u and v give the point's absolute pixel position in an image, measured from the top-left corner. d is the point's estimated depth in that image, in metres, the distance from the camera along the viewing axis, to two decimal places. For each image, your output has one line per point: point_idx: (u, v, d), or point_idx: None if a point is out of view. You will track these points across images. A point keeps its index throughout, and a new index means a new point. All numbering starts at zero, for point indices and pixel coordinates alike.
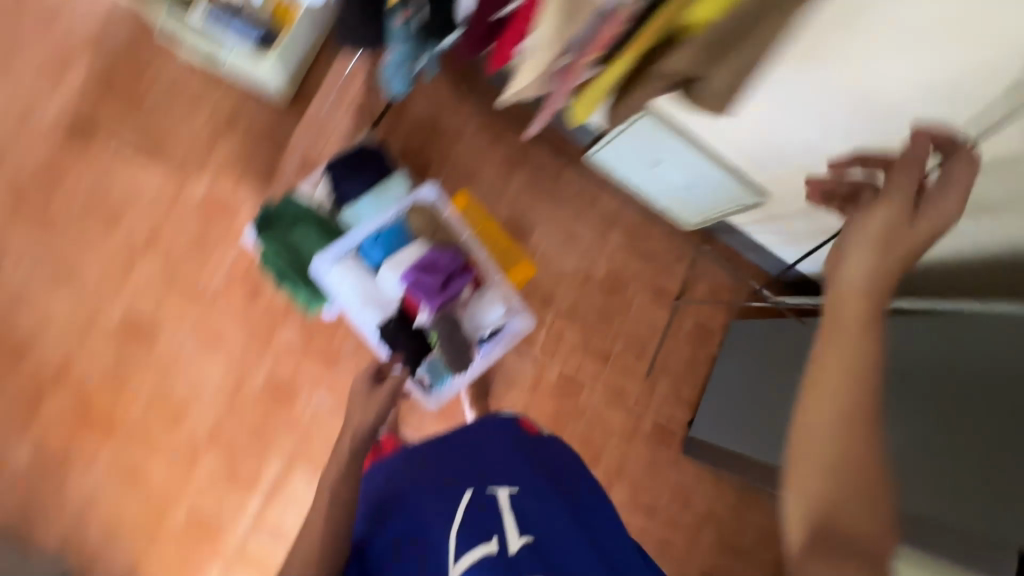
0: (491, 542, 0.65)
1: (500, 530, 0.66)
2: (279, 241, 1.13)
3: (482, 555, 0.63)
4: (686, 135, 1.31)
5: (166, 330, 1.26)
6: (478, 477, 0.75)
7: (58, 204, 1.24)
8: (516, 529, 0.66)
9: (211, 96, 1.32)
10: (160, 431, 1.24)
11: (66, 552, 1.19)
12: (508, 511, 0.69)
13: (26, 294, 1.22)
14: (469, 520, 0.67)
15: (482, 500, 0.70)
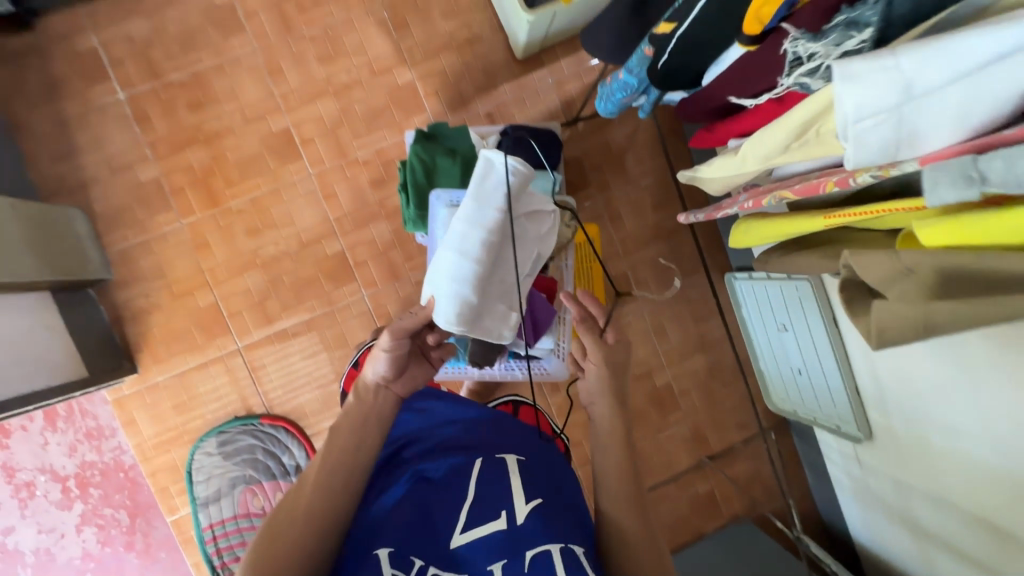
0: (497, 518, 0.66)
1: (508, 506, 0.67)
2: (426, 157, 1.20)
3: (490, 531, 0.65)
4: (837, 329, 1.19)
5: (302, 162, 1.37)
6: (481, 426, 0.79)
7: (303, 16, 1.36)
8: (521, 497, 0.68)
9: (469, 17, 1.40)
10: (240, 231, 1.36)
11: (115, 264, 1.33)
12: (515, 483, 0.70)
13: (233, 64, 1.34)
14: (478, 493, 0.68)
15: (493, 466, 0.71)
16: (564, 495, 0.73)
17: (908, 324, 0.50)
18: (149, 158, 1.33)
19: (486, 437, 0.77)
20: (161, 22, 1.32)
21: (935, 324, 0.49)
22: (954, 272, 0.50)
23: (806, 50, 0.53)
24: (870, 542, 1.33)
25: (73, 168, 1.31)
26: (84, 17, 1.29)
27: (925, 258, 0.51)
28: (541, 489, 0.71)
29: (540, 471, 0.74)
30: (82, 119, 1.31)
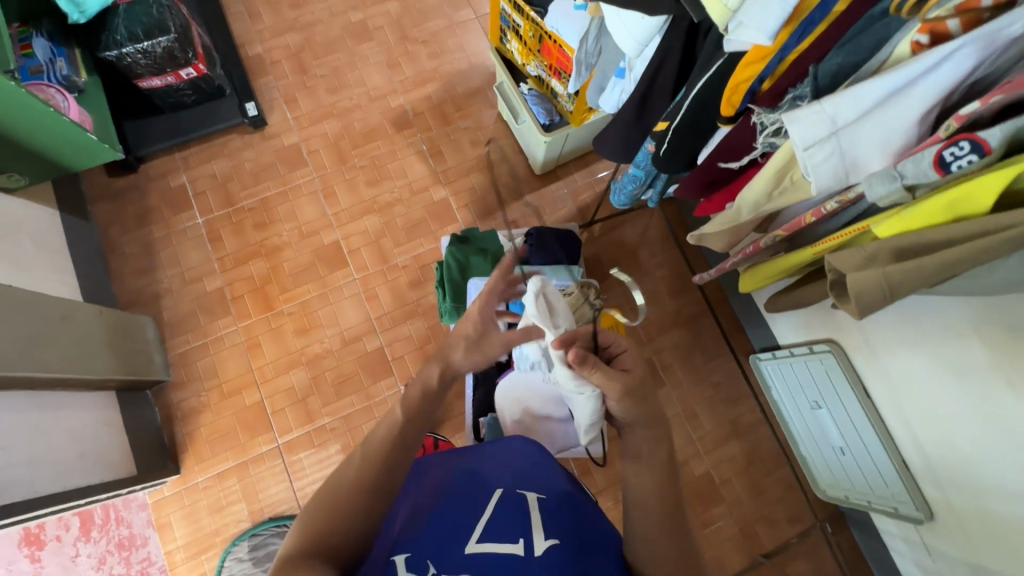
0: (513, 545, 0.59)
1: (527, 535, 0.60)
2: (460, 256, 1.34)
3: (502, 552, 0.58)
4: (872, 401, 1.17)
5: (348, 268, 1.53)
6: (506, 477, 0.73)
7: (356, 151, 1.62)
8: (540, 533, 0.60)
9: (494, 144, 1.65)
10: (289, 332, 1.48)
11: (174, 367, 1.44)
12: (535, 518, 0.62)
13: (294, 191, 1.58)
14: (494, 518, 0.62)
15: (512, 499, 0.65)
16: (592, 540, 0.63)
17: (876, 289, 0.56)
18: (216, 270, 1.51)
19: (508, 475, 0.71)
20: (239, 161, 1.59)
21: (898, 286, 0.55)
22: (912, 251, 0.57)
23: (772, 121, 0.64)
24: None
25: (150, 282, 1.49)
26: (178, 161, 1.57)
27: (885, 245, 0.59)
28: (564, 529, 0.62)
29: (566, 511, 0.65)
30: (164, 241, 1.52)
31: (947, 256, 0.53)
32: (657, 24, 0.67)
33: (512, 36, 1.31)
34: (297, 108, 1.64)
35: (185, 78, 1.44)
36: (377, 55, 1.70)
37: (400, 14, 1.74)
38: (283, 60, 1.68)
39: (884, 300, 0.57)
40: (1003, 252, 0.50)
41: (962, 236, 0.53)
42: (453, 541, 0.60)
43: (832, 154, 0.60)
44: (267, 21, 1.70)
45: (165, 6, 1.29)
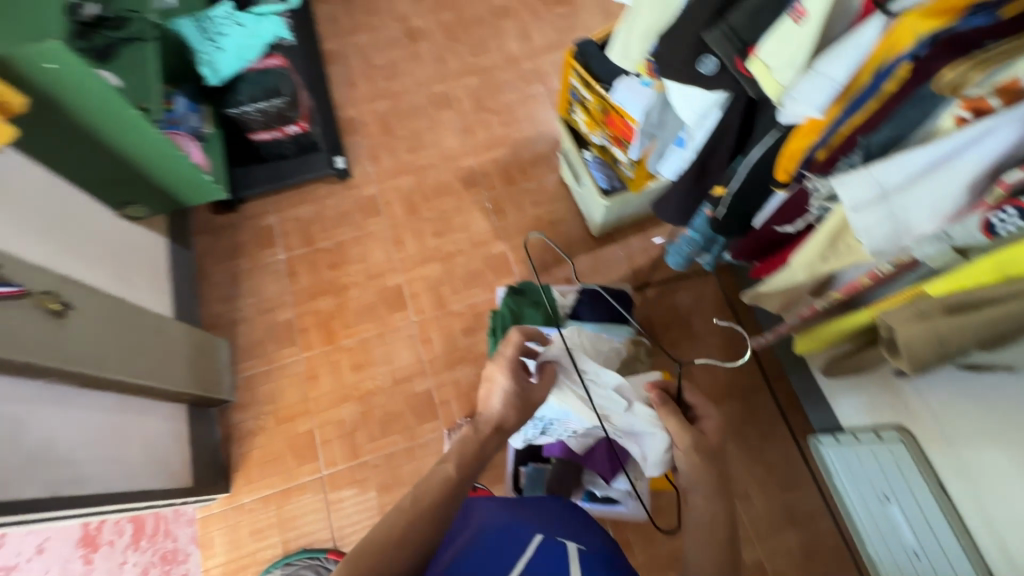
0: None
1: None
2: (514, 307, 1.39)
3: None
4: (948, 497, 1.07)
5: (407, 311, 1.62)
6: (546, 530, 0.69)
7: (426, 204, 1.75)
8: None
9: (554, 205, 1.74)
10: (346, 366, 1.56)
11: (239, 389, 1.54)
12: (575, 566, 0.62)
13: (368, 236, 1.72)
14: (537, 559, 0.61)
15: (553, 547, 0.64)
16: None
17: (925, 343, 0.64)
18: (289, 303, 1.64)
19: (547, 525, 0.70)
20: (323, 207, 1.76)
21: (944, 338, 0.63)
22: (961, 306, 0.62)
23: (825, 186, 0.66)
24: None
25: (231, 308, 1.63)
26: (271, 203, 1.76)
27: (933, 300, 0.64)
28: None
29: (603, 565, 0.64)
30: (249, 272, 1.67)
31: (991, 313, 0.59)
32: (716, 98, 0.73)
33: (580, 108, 1.42)
34: (379, 163, 1.82)
35: (289, 133, 1.65)
36: (454, 122, 1.88)
37: (478, 87, 1.93)
38: (371, 122, 1.88)
39: (932, 350, 0.64)
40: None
41: (1009, 295, 0.58)
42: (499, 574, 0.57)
43: (883, 217, 0.62)
44: (363, 89, 1.93)
45: (282, 74, 1.52)
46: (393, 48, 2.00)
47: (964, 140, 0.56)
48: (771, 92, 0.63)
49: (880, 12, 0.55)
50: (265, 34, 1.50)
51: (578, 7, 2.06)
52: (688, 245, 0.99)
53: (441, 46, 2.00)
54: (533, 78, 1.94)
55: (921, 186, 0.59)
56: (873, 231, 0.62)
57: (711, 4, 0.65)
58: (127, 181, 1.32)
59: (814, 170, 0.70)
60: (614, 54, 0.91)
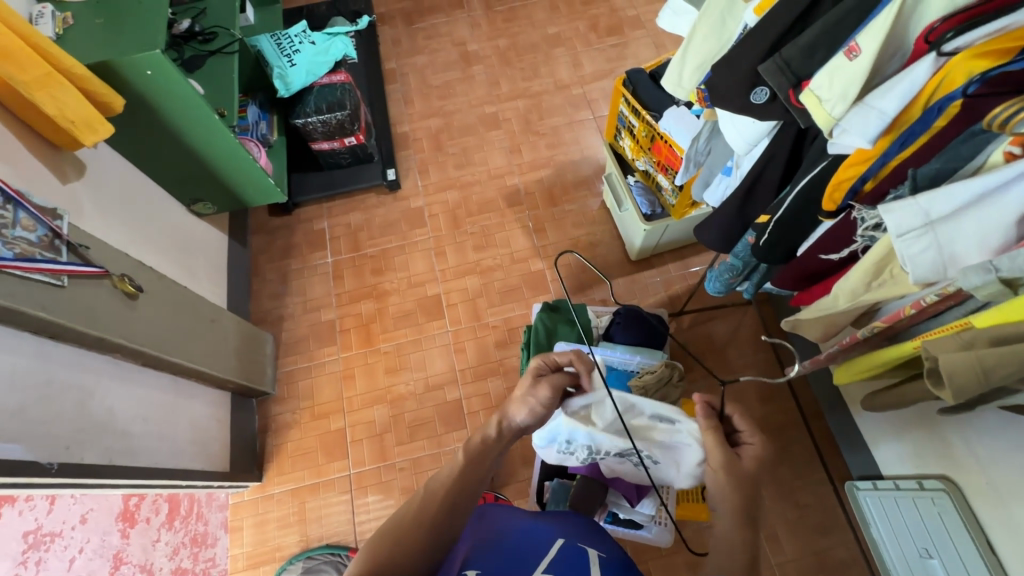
0: None
1: None
2: (549, 323, 1.41)
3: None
4: (996, 557, 1.01)
5: (443, 320, 1.66)
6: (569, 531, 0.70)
7: (470, 219, 1.81)
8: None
9: (594, 227, 1.76)
10: (381, 369, 1.61)
11: (279, 382, 1.61)
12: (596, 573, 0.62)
13: (412, 246, 1.78)
14: (558, 566, 0.62)
15: (574, 552, 0.65)
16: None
17: (970, 372, 0.58)
18: (333, 304, 1.71)
19: (570, 529, 0.71)
20: (372, 215, 1.84)
21: (993, 369, 0.57)
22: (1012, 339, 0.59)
23: (871, 216, 0.66)
24: None
25: (279, 305, 1.72)
26: (324, 209, 1.85)
27: (981, 333, 0.61)
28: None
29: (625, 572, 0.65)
30: (298, 272, 1.76)
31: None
32: (765, 128, 0.75)
33: (626, 135, 1.46)
34: (427, 177, 1.90)
35: (347, 144, 1.75)
36: (502, 142, 1.94)
37: (528, 110, 2.00)
38: (424, 138, 1.97)
39: (980, 382, 0.58)
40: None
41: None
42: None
43: (929, 247, 0.61)
44: (418, 107, 2.03)
45: (346, 89, 1.62)
46: (449, 70, 2.10)
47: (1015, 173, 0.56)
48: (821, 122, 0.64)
49: (933, 51, 0.57)
50: (334, 52, 1.61)
51: (629, 39, 2.11)
52: (728, 271, 0.99)
53: (495, 70, 2.09)
54: (581, 104, 1.99)
55: (969, 219, 0.58)
56: (919, 259, 0.62)
57: (765, 40, 0.68)
58: (197, 179, 1.42)
59: (862, 201, 0.70)
60: (665, 83, 0.94)
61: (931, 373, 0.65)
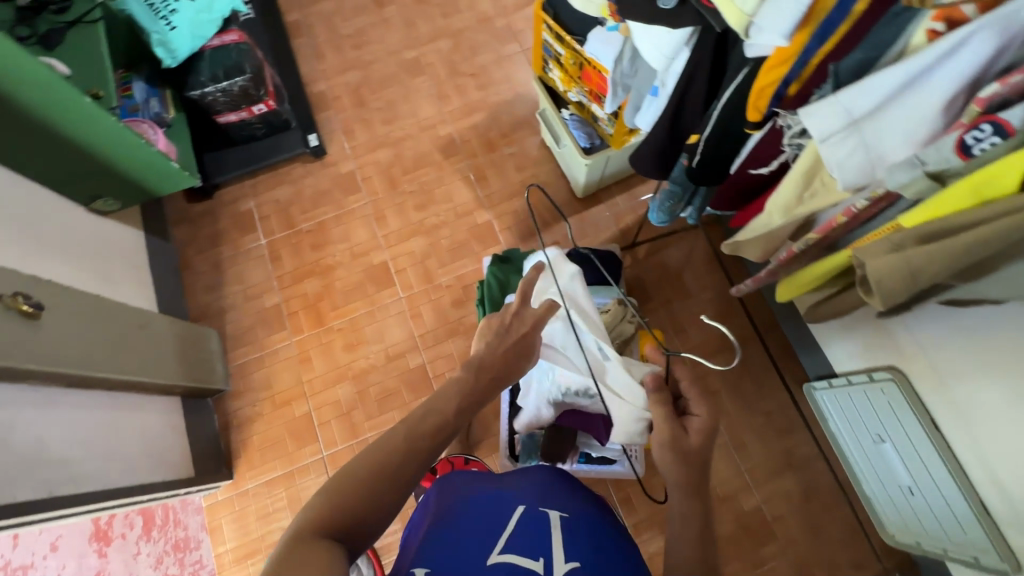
0: (533, 562, 0.59)
1: (547, 554, 0.60)
2: (502, 275, 1.36)
3: (525, 567, 0.57)
4: (942, 436, 1.07)
5: (395, 287, 1.60)
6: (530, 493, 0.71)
7: (407, 177, 1.71)
8: (561, 554, 0.60)
9: (537, 168, 1.69)
10: (339, 347, 1.55)
11: (233, 377, 1.54)
12: (557, 537, 0.62)
13: (349, 214, 1.68)
14: (516, 535, 0.62)
15: (534, 518, 0.65)
16: (611, 560, 0.62)
17: (898, 274, 0.57)
18: (276, 288, 1.62)
19: (532, 494, 0.70)
20: (300, 187, 1.71)
21: (922, 269, 0.56)
22: (942, 237, 0.55)
23: (796, 123, 0.64)
24: None
25: (217, 297, 1.61)
26: (247, 188, 1.71)
27: (911, 232, 0.58)
28: (586, 552, 0.62)
29: (586, 532, 0.65)
30: (231, 260, 1.65)
31: (972, 237, 0.52)
32: (682, 36, 0.68)
33: (554, 65, 1.36)
34: (354, 138, 1.76)
35: (256, 113, 1.59)
36: (429, 89, 1.81)
37: (451, 50, 1.85)
38: (343, 95, 1.82)
39: (909, 284, 0.57)
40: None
41: (993, 217, 0.51)
42: (476, 561, 0.58)
43: (857, 148, 0.60)
44: (331, 61, 1.86)
45: (243, 50, 1.45)
46: (360, 15, 1.91)
47: (933, 57, 0.53)
48: (735, 22, 0.58)
49: None
50: (220, 8, 1.40)
51: None
52: (667, 195, 0.95)
53: (410, 9, 1.91)
54: (507, 37, 1.86)
55: (893, 111, 0.57)
56: (846, 161, 0.61)
57: None
58: (89, 173, 1.27)
59: (789, 105, 0.67)
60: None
61: (864, 284, 0.64)
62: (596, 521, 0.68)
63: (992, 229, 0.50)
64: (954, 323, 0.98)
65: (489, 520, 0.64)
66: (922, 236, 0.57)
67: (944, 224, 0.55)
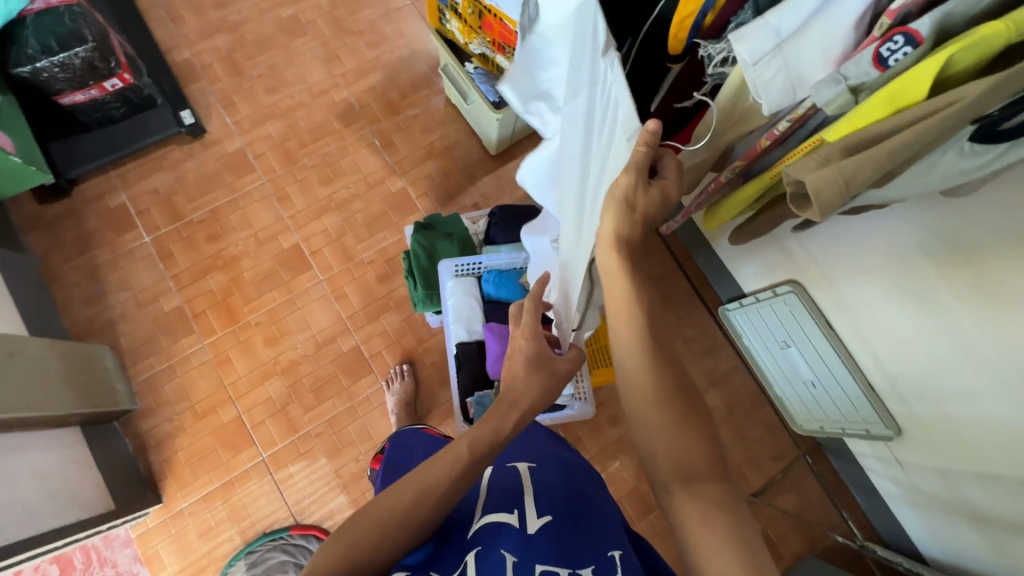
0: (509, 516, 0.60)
1: (520, 506, 0.61)
2: (429, 241, 1.30)
3: (500, 523, 0.59)
4: (834, 332, 1.24)
5: (312, 270, 1.49)
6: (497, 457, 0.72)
7: (305, 150, 1.57)
8: (533, 505, 0.61)
9: (447, 128, 1.63)
10: (260, 342, 1.44)
11: (140, 394, 1.38)
12: (526, 487, 0.64)
13: (247, 198, 1.52)
14: (490, 497, 0.64)
15: (503, 478, 0.67)
16: (580, 499, 0.65)
17: (833, 183, 0.58)
18: (173, 288, 1.44)
19: (499, 454, 0.72)
20: (182, 172, 1.52)
21: (854, 177, 0.57)
22: (861, 146, 0.59)
23: (718, 51, 0.68)
24: (927, 547, 1.29)
25: (102, 308, 1.41)
26: (115, 180, 1.49)
27: (837, 144, 0.60)
28: (556, 498, 0.63)
29: (555, 479, 0.67)
30: (111, 264, 1.44)
31: (894, 143, 0.55)
32: None
33: (452, 16, 1.31)
34: (236, 111, 1.58)
35: (110, 90, 1.37)
36: (314, 50, 1.65)
37: (332, 5, 1.69)
38: (214, 63, 1.60)
39: (843, 193, 0.59)
40: (940, 131, 0.53)
41: (910, 121, 0.55)
42: (454, 539, 0.60)
43: (779, 71, 0.62)
44: (192, 24, 1.62)
45: (77, 13, 1.22)
46: None
47: None
48: None
49: None
50: None
51: None
52: None
53: None
54: None
55: (811, 32, 0.60)
56: (771, 88, 0.63)
57: None
58: None
59: (705, 38, 0.70)
60: None
61: (796, 198, 0.65)
62: (564, 466, 0.71)
63: (910, 134, 0.54)
64: (842, 232, 1.11)
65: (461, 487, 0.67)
66: (846, 149, 0.59)
67: (864, 137, 0.58)
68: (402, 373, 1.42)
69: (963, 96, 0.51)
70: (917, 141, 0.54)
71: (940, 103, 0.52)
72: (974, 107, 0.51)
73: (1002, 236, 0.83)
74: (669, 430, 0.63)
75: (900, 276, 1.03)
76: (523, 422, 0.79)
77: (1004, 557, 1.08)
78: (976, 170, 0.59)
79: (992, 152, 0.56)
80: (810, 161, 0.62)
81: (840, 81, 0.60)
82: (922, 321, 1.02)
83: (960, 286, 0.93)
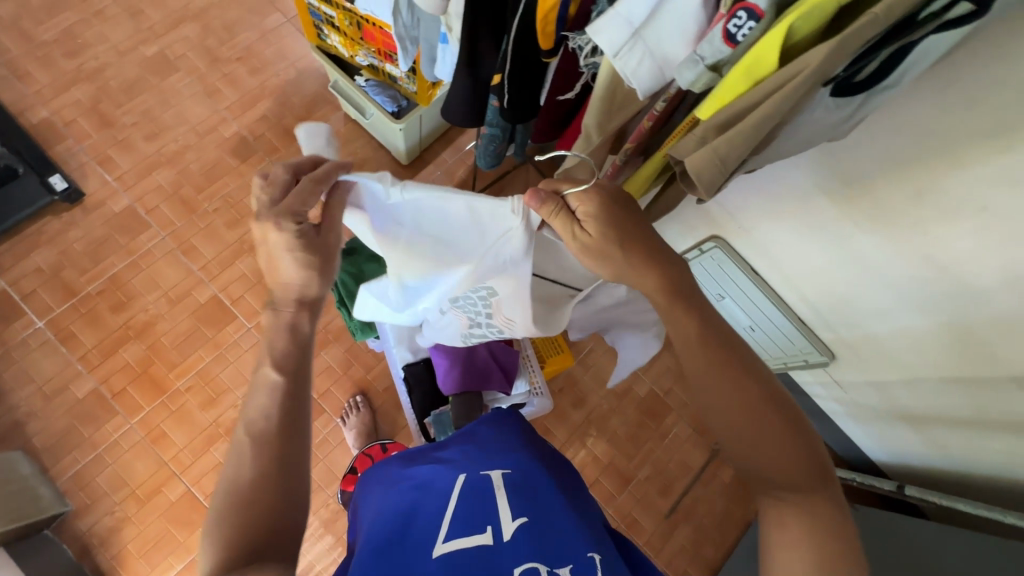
0: (482, 535, 0.57)
1: (494, 521, 0.58)
2: (353, 266, 1.25)
3: (474, 545, 0.55)
4: (759, 277, 1.30)
5: (238, 320, 1.40)
6: (468, 464, 0.68)
7: (202, 194, 1.46)
8: (506, 516, 0.58)
9: (351, 144, 1.56)
10: (196, 407, 1.34)
11: (70, 493, 1.25)
12: (502, 501, 0.61)
13: (148, 257, 1.40)
14: (459, 512, 0.60)
15: (474, 489, 0.63)
16: (555, 503, 0.63)
17: (710, 164, 0.62)
18: (83, 371, 1.32)
19: (467, 461, 0.69)
20: (67, 244, 1.37)
21: (727, 155, 0.61)
22: (731, 122, 0.61)
23: (586, 42, 0.68)
24: (878, 454, 1.40)
25: (4, 410, 1.27)
26: None
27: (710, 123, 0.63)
28: (532, 507, 0.61)
29: (530, 486, 0.65)
30: (4, 360, 1.29)
31: (755, 118, 0.57)
32: None
33: (330, 30, 1.26)
34: (116, 166, 1.44)
35: None
36: (191, 87, 1.53)
37: (201, 35, 1.58)
38: (78, 118, 1.46)
39: (720, 170, 0.62)
40: (795, 99, 0.55)
41: (767, 93, 0.56)
42: (415, 550, 0.55)
43: (644, 57, 0.64)
44: (43, 79, 1.47)
45: None
46: (59, 14, 1.53)
47: None
48: None
49: None
50: None
51: None
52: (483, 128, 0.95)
53: None
54: (263, 8, 1.63)
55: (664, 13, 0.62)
56: (639, 71, 0.65)
57: None
58: None
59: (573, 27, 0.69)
60: None
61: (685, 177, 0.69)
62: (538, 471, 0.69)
63: (767, 108, 0.56)
64: (749, 184, 1.16)
65: (428, 501, 0.63)
66: (718, 126, 0.62)
67: (732, 113, 0.60)
68: (357, 405, 1.37)
69: (808, 64, 0.52)
70: (777, 112, 0.56)
71: (789, 73, 0.54)
72: (819, 73, 0.52)
73: (887, 163, 0.89)
74: (746, 427, 0.58)
75: (806, 214, 1.09)
76: (496, 424, 0.77)
77: (941, 450, 1.19)
78: (843, 124, 0.64)
79: (852, 104, 0.61)
80: (690, 142, 0.65)
81: (698, 58, 0.61)
82: (834, 252, 1.09)
83: (857, 215, 0.99)
